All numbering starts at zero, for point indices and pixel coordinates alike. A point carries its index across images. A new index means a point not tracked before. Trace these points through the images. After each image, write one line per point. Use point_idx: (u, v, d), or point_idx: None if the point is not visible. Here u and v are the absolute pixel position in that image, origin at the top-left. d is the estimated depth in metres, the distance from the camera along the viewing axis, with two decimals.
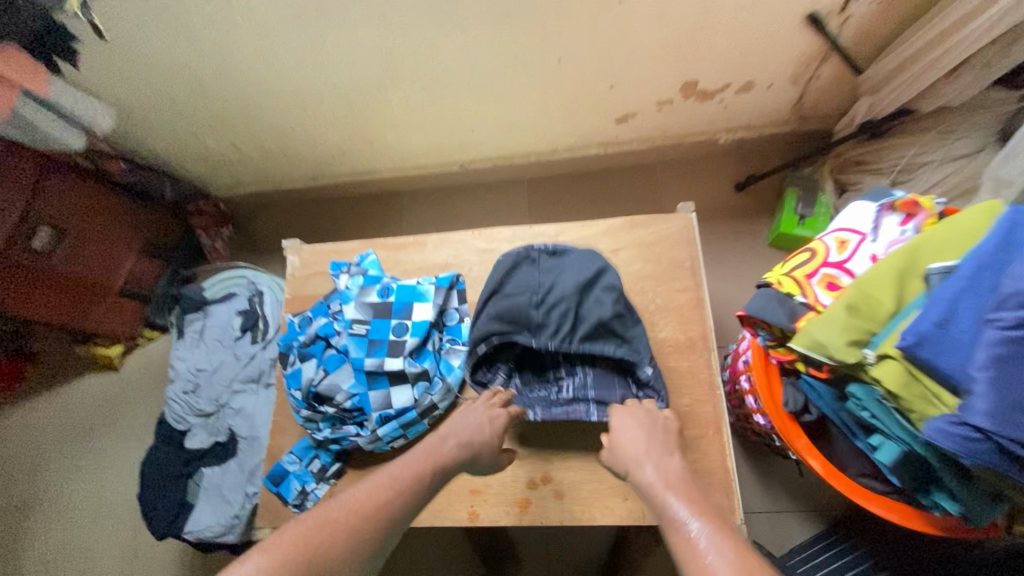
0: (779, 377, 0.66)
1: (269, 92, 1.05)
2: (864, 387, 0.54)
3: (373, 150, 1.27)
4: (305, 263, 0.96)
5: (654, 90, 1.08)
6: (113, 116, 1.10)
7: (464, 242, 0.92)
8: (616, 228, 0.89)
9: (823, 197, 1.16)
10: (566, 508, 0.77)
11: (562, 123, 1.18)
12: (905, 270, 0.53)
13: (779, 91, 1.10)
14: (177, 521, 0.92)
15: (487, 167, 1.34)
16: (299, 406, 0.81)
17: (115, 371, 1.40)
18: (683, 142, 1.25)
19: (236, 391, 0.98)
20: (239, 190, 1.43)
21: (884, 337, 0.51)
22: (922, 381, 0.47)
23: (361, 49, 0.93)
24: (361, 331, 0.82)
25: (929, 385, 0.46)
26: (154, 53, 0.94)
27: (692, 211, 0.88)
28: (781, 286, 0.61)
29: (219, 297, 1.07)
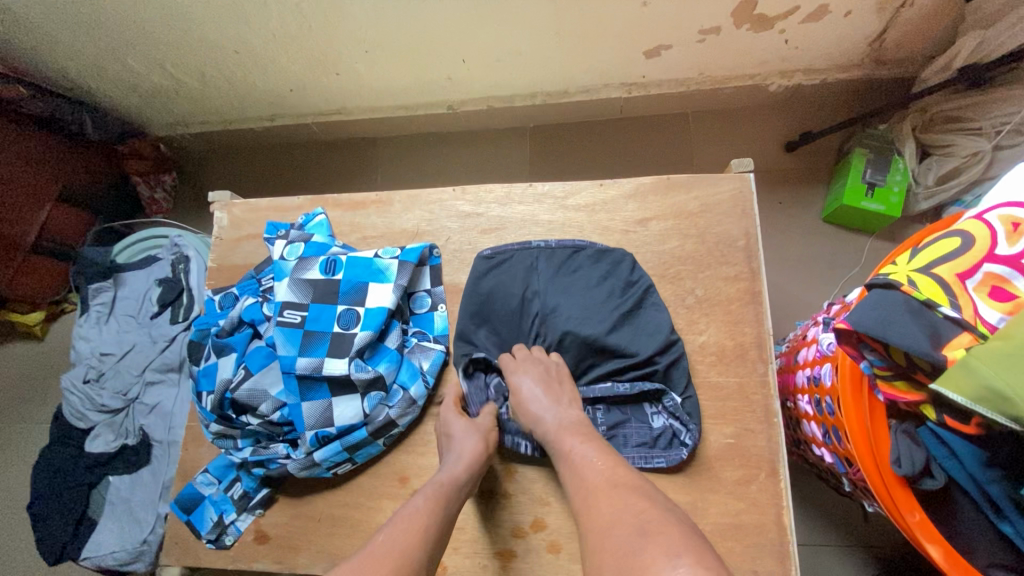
0: (884, 420, 0.45)
1: None
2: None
3: (340, 83, 1.02)
4: (234, 223, 0.74)
5: (698, 12, 0.82)
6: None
7: (442, 202, 0.69)
8: (645, 191, 0.66)
9: (897, 162, 0.91)
10: (562, 566, 0.58)
11: (577, 55, 0.93)
12: None
13: (860, 21, 0.85)
14: (71, 543, 0.73)
15: (482, 111, 1.09)
16: (210, 418, 0.61)
17: (38, 341, 1.19)
18: (725, 86, 1.00)
19: (151, 382, 0.77)
20: (180, 129, 1.18)
21: None
22: None
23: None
24: (295, 319, 0.60)
25: None
26: None
27: (749, 171, 0.65)
28: (914, 289, 0.40)
29: (135, 262, 0.85)
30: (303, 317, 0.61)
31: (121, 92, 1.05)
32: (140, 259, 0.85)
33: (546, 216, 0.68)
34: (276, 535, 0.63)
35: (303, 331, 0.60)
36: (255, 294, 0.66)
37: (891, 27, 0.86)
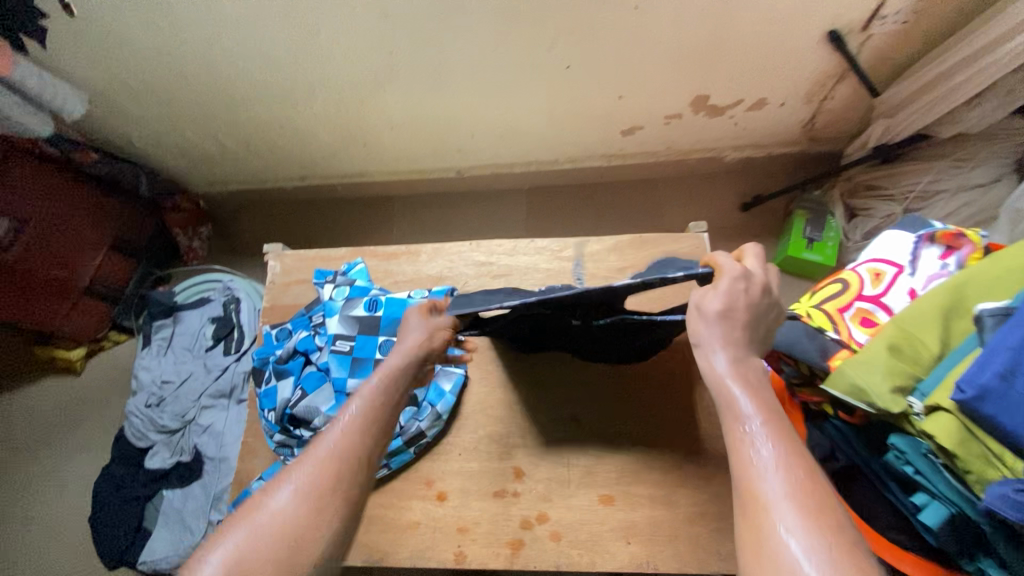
0: (802, 419, 0.60)
1: (254, 84, 0.98)
2: (908, 439, 0.47)
3: (366, 151, 1.20)
4: (286, 270, 0.89)
5: (663, 103, 1.03)
6: (85, 102, 1.02)
7: (460, 254, 0.86)
8: (623, 246, 0.83)
9: (831, 221, 1.12)
10: (562, 552, 0.70)
11: (566, 133, 1.13)
12: (951, 306, 0.49)
13: (792, 110, 1.06)
14: (130, 549, 0.84)
15: (486, 175, 1.28)
16: (272, 430, 0.74)
17: (74, 376, 1.29)
18: (689, 157, 1.21)
19: (204, 406, 0.89)
20: (219, 187, 1.35)
21: (933, 385, 0.46)
22: (980, 440, 0.41)
23: (358, 42, 0.86)
24: (345, 348, 0.75)
25: (989, 444, 0.40)
26: (127, 34, 0.86)
27: (704, 231, 0.83)
28: (811, 320, 0.56)
29: (191, 302, 0.98)
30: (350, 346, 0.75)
31: (174, 156, 1.22)
32: (196, 300, 0.98)
33: (545, 265, 0.84)
34: None
35: (351, 357, 0.74)
36: (307, 327, 0.80)
37: (816, 114, 1.07)
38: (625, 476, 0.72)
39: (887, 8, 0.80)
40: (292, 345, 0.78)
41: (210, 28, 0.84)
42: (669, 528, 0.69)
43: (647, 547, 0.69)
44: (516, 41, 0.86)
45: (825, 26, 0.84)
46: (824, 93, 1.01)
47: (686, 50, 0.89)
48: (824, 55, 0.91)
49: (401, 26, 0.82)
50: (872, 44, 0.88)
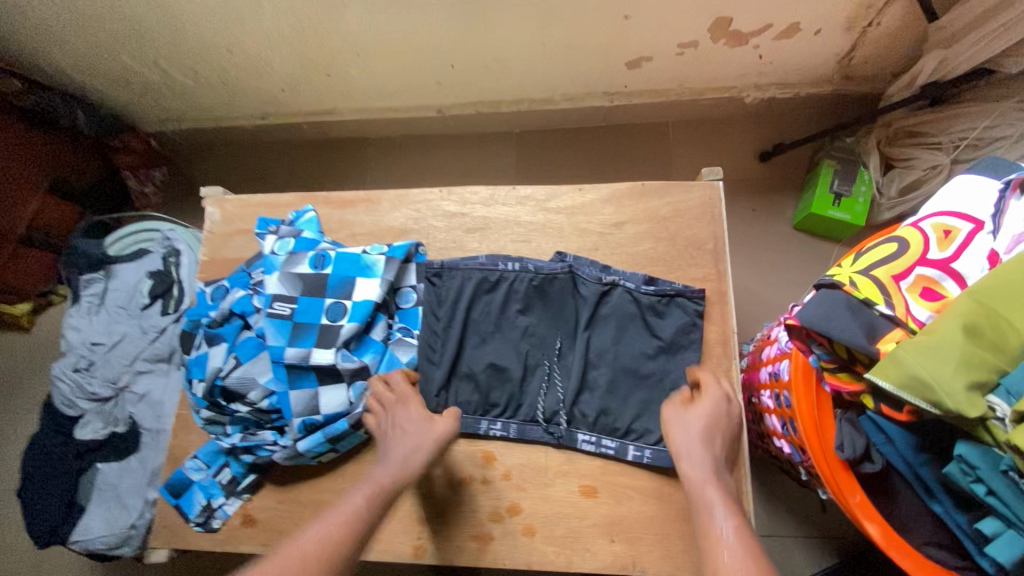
0: (831, 408, 0.49)
1: None
2: (981, 449, 0.38)
3: (332, 85, 1.05)
4: (226, 218, 0.76)
5: (677, 27, 0.87)
6: None
7: (429, 203, 0.73)
8: (621, 196, 0.70)
9: (864, 172, 0.96)
10: (536, 549, 0.61)
11: (562, 65, 0.97)
12: None
13: (829, 39, 0.89)
14: (61, 527, 0.75)
15: (471, 115, 1.13)
16: (199, 405, 0.63)
17: (24, 332, 1.19)
18: (703, 98, 1.05)
19: (140, 372, 0.79)
20: (172, 125, 1.20)
21: None
22: None
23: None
24: (285, 312, 0.63)
25: None
26: None
27: (719, 179, 0.69)
28: (855, 290, 0.44)
29: (127, 254, 0.86)
30: (292, 309, 0.63)
31: (114, 87, 1.06)
32: (132, 251, 0.86)
33: (527, 218, 0.71)
34: (263, 519, 0.65)
35: (292, 322, 0.63)
36: (243, 286, 0.68)
37: (858, 45, 0.91)
38: (612, 465, 0.62)
39: None
40: (224, 306, 0.66)
41: None
42: (661, 526, 0.60)
43: (634, 547, 0.59)
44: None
45: None
46: (870, 17, 0.84)
47: None
48: None
49: None
50: None
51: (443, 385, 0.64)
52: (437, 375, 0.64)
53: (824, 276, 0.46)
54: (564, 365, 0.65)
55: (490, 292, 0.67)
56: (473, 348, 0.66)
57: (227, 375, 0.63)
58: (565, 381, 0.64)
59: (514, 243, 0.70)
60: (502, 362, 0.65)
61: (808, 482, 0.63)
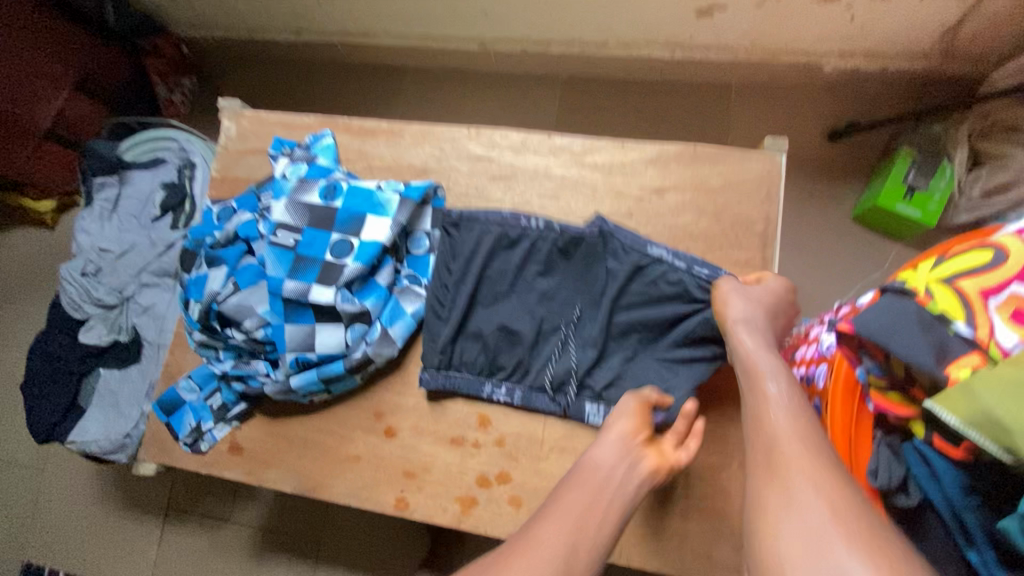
0: (871, 430, 0.44)
1: None
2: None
3: (370, 3, 0.96)
4: (242, 134, 0.71)
5: None
6: None
7: (454, 142, 0.67)
8: (667, 159, 0.62)
9: (946, 167, 0.85)
10: (521, 521, 0.58)
11: (621, 5, 0.87)
12: None
13: (937, 5, 0.77)
14: (61, 425, 0.76)
15: (516, 54, 1.04)
16: (194, 327, 0.61)
17: (47, 229, 1.20)
18: (776, 61, 0.93)
19: (146, 284, 0.77)
20: (203, 31, 1.14)
21: None
22: None
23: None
24: (289, 242, 0.59)
25: None
26: None
27: (782, 153, 0.61)
28: (931, 301, 0.37)
29: (143, 161, 0.84)
30: (296, 240, 0.59)
31: None
32: (149, 159, 0.83)
33: (559, 172, 0.64)
34: (249, 448, 0.64)
35: (295, 254, 0.59)
36: (252, 208, 0.64)
37: (970, 16, 0.78)
38: None
39: None
40: (229, 228, 0.63)
41: None
42: (654, 518, 0.56)
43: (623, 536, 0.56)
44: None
45: None
46: None
47: None
48: None
49: None
50: None
51: (449, 343, 0.60)
52: (443, 332, 0.60)
53: (896, 281, 0.40)
54: (582, 335, 0.60)
55: (505, 248, 0.62)
56: (485, 309, 0.62)
57: (224, 300, 0.60)
58: (581, 351, 0.59)
59: (542, 198, 0.64)
60: (514, 326, 0.60)
61: None
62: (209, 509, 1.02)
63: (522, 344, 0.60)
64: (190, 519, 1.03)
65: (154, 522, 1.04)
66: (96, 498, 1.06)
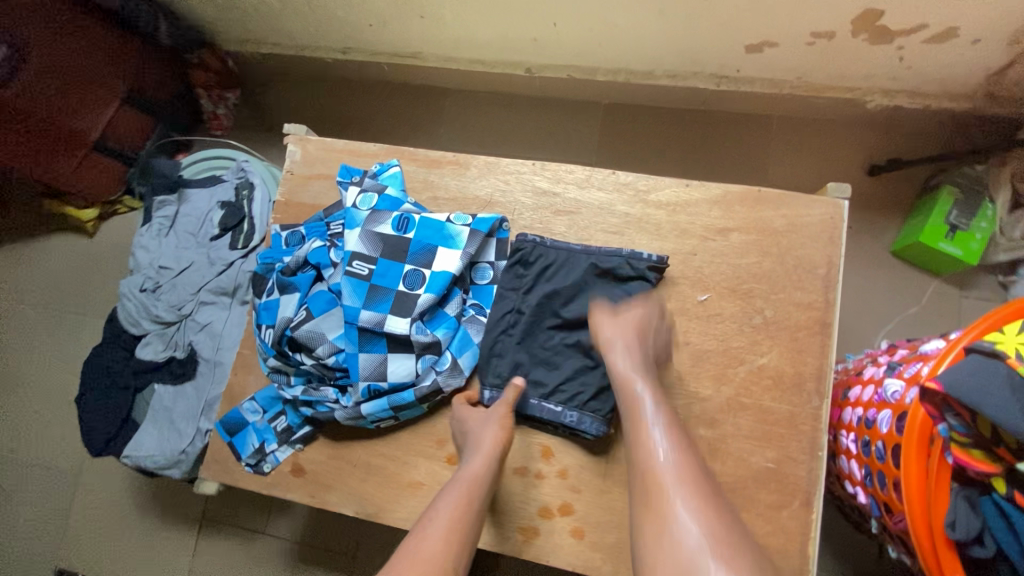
0: (948, 482, 0.44)
1: None
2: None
3: (422, 27, 0.98)
4: (307, 158, 0.73)
5: (815, 16, 0.77)
6: None
7: (519, 175, 0.68)
8: (731, 199, 0.64)
9: (987, 207, 0.87)
10: (583, 553, 0.59)
11: (673, 40, 0.88)
12: None
13: (984, 51, 0.79)
14: (116, 439, 0.77)
15: (560, 80, 1.06)
16: (267, 351, 0.63)
17: (88, 237, 1.21)
18: (818, 97, 0.95)
19: (204, 302, 0.78)
20: (250, 46, 1.16)
21: None
22: None
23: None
24: (362, 272, 0.61)
25: None
26: None
27: (845, 198, 0.62)
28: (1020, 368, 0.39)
29: (202, 180, 0.85)
30: (371, 270, 0.61)
31: (199, 0, 1.03)
32: (207, 178, 0.85)
33: (623, 209, 0.66)
34: (311, 471, 0.65)
35: (369, 283, 0.60)
36: (322, 235, 0.66)
37: (1018, 62, 0.80)
38: None
39: None
40: (301, 255, 0.64)
41: None
42: None
43: None
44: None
45: None
46: None
47: None
48: None
49: None
50: None
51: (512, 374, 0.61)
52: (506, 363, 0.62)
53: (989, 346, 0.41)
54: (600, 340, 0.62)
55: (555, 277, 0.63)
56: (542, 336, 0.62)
57: (299, 326, 0.61)
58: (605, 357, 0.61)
59: (606, 233, 0.66)
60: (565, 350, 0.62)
61: (879, 537, 0.60)
62: (245, 523, 1.03)
63: (591, 369, 0.60)
64: (227, 532, 1.03)
65: (190, 534, 1.05)
66: (132, 508, 1.07)
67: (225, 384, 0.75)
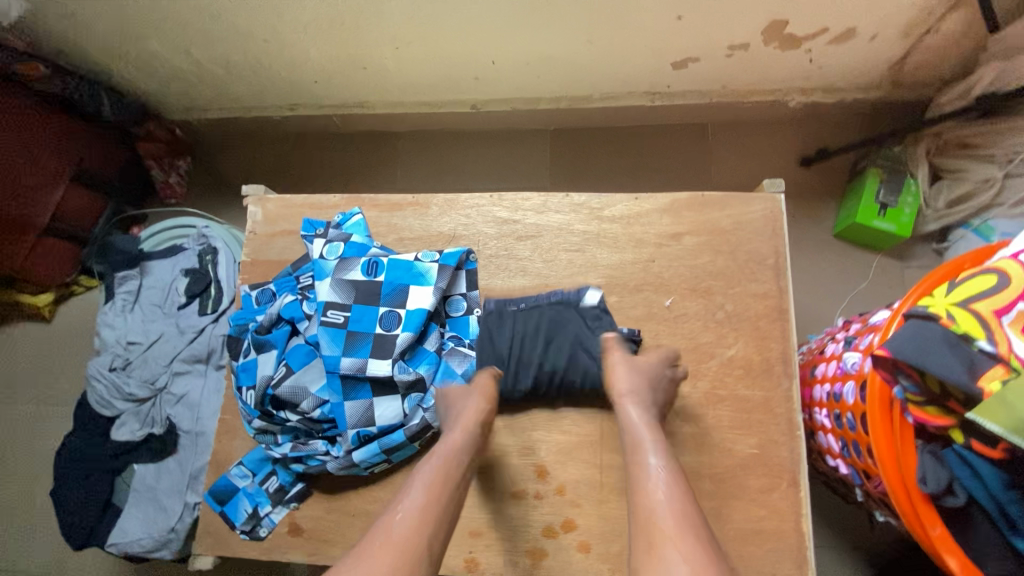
0: (912, 440, 0.48)
1: None
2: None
3: (366, 77, 1.01)
4: (269, 217, 0.74)
5: (728, 31, 0.84)
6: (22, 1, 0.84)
7: (479, 208, 0.70)
8: (679, 206, 0.68)
9: (910, 183, 0.95)
10: (591, 566, 0.60)
11: (605, 64, 0.94)
12: None
13: (881, 46, 0.87)
14: (99, 528, 0.74)
15: (506, 112, 1.11)
16: (251, 413, 0.62)
17: (45, 322, 1.17)
18: (745, 101, 1.03)
19: (179, 372, 0.77)
20: (196, 113, 1.17)
21: None
22: None
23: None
24: (338, 320, 0.61)
25: None
26: None
27: (781, 191, 0.68)
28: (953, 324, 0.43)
29: (162, 251, 0.84)
30: (347, 317, 0.62)
31: (139, 74, 1.03)
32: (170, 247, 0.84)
33: (581, 227, 0.69)
34: (309, 528, 0.64)
35: (347, 331, 0.61)
36: (293, 289, 0.66)
37: (912, 52, 0.88)
38: None
39: None
40: (274, 312, 0.64)
41: None
42: (719, 546, 0.59)
43: None
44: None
45: None
46: (928, 24, 0.82)
47: None
48: None
49: None
50: None
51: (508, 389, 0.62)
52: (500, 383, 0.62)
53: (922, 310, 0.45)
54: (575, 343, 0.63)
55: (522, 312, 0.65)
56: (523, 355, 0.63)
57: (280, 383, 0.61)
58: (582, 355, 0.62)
59: (569, 252, 0.68)
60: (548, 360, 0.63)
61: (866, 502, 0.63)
62: None
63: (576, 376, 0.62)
64: None
65: None
66: None
67: (209, 451, 0.74)
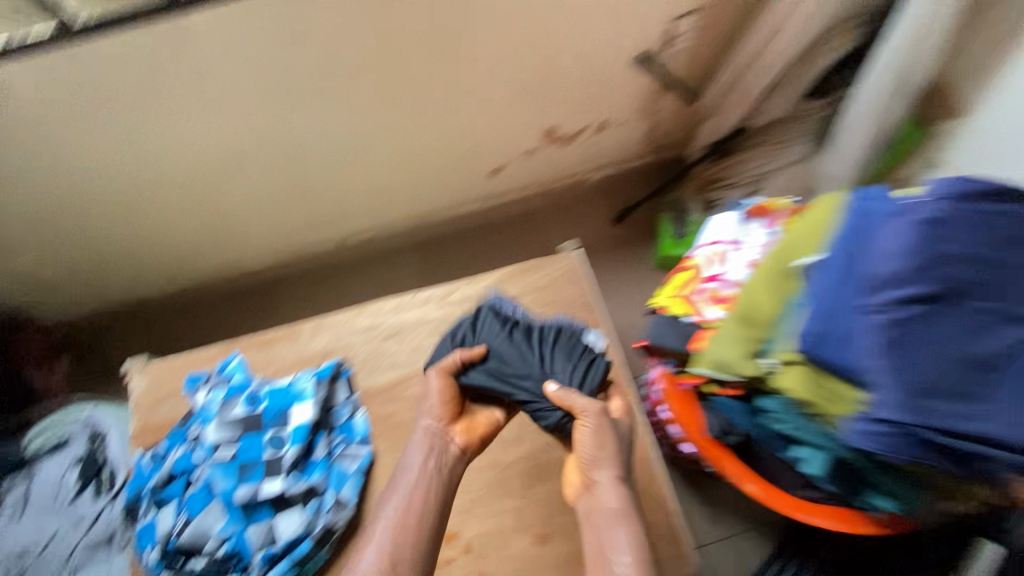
0: (696, 407, 0.74)
1: (89, 194, 0.93)
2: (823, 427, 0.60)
3: (235, 241, 1.15)
4: (153, 384, 0.80)
5: (516, 140, 1.09)
6: None
7: (345, 323, 0.81)
8: (504, 279, 0.84)
9: (692, 216, 1.21)
10: None
11: (436, 184, 1.15)
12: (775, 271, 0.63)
13: (631, 128, 1.16)
14: None
15: (369, 240, 1.26)
16: (156, 570, 0.65)
17: None
18: (558, 185, 1.27)
19: (76, 568, 0.75)
20: (73, 310, 1.21)
21: (776, 342, 0.60)
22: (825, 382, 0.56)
23: (189, 127, 0.85)
24: (227, 456, 0.68)
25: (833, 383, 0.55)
26: None
27: (577, 248, 0.87)
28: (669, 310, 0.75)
29: (49, 450, 0.86)
30: (235, 452, 0.68)
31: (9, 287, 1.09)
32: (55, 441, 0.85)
33: (433, 315, 0.81)
34: None
35: (237, 464, 0.67)
36: (184, 441, 0.72)
37: (655, 127, 1.18)
38: (554, 508, 0.69)
39: (678, 29, 0.93)
40: (166, 468, 0.69)
41: (24, 136, 0.80)
42: None
43: None
44: (359, 103, 0.89)
45: (630, 50, 0.95)
46: (653, 108, 1.12)
47: (520, 87, 0.96)
48: (637, 76, 1.01)
49: (242, 110, 0.84)
50: (674, 61, 1.00)
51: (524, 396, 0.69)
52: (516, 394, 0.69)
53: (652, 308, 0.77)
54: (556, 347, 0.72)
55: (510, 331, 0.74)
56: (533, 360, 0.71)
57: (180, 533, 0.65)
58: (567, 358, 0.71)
59: (426, 339, 0.81)
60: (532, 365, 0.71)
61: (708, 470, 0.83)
62: None
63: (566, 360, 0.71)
64: None
65: None
66: None
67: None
